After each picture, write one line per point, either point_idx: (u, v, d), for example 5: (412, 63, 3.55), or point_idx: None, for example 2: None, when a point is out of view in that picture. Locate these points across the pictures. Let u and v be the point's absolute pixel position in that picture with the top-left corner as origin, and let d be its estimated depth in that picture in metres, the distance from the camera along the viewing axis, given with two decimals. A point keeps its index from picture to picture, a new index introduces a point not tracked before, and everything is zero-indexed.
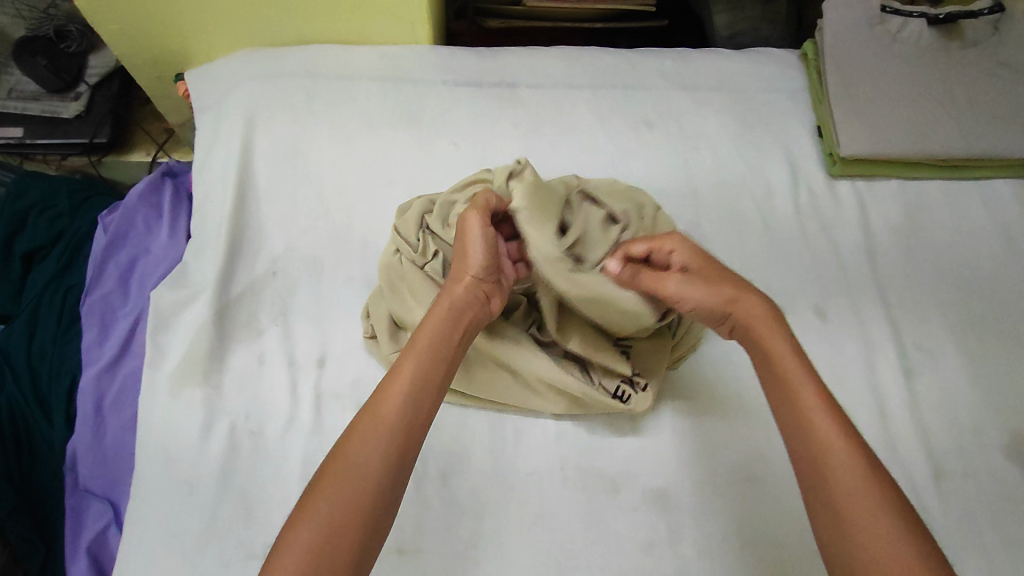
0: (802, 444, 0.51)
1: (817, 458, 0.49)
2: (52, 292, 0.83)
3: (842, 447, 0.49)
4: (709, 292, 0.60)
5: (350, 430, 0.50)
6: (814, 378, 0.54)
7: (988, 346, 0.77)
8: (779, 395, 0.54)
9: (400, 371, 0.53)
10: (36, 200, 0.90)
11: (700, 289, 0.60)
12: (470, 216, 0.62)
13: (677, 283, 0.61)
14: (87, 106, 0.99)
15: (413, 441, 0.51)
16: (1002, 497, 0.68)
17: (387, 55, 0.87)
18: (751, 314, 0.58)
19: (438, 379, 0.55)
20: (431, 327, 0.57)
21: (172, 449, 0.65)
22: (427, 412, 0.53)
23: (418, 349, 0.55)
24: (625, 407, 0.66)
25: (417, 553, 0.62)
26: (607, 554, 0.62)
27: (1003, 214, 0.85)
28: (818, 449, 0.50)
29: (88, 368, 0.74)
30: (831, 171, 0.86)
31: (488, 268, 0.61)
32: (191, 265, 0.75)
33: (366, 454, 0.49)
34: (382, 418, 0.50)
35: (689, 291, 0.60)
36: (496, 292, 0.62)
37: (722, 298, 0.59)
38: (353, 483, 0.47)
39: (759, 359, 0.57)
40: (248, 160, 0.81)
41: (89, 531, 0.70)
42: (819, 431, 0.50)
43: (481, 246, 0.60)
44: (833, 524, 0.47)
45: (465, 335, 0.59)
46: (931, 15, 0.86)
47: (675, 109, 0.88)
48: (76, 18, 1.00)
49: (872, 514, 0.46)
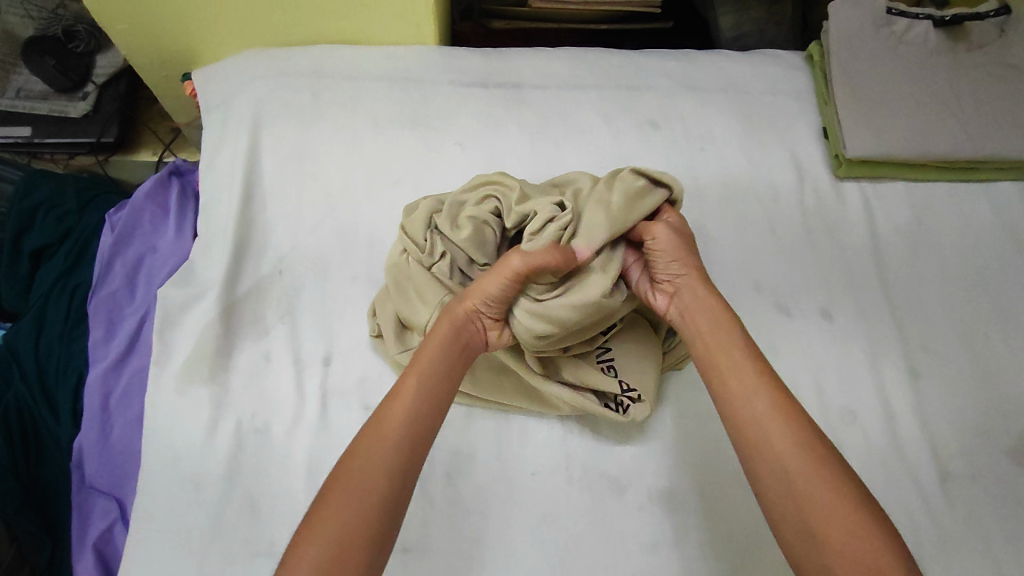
0: (738, 413, 0.53)
1: (756, 429, 0.51)
2: (59, 290, 0.84)
3: (776, 410, 0.52)
4: (679, 253, 0.62)
5: (354, 444, 0.51)
6: (747, 344, 0.57)
7: (994, 347, 0.76)
8: (716, 361, 0.56)
9: (403, 392, 0.54)
10: (44, 197, 0.91)
11: (676, 244, 0.62)
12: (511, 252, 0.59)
13: (661, 230, 0.63)
14: (94, 106, 0.99)
15: (417, 454, 0.52)
16: (1009, 499, 0.68)
17: (393, 56, 0.88)
18: (702, 280, 0.62)
19: (439, 394, 0.56)
20: (433, 347, 0.58)
21: (179, 446, 0.65)
22: (430, 425, 0.54)
23: (419, 366, 0.56)
24: (624, 415, 0.65)
25: (423, 552, 0.61)
26: (612, 553, 0.62)
27: (1008, 217, 0.85)
28: (754, 421, 0.52)
29: (95, 366, 0.75)
30: (837, 172, 0.86)
31: (493, 306, 0.60)
32: (198, 264, 0.75)
33: (375, 463, 0.50)
34: (388, 430, 0.52)
35: (663, 237, 0.62)
36: (495, 327, 0.63)
37: (688, 258, 0.62)
38: (363, 494, 0.48)
39: (706, 325, 0.59)
40: (254, 159, 0.81)
41: (96, 528, 0.70)
42: (753, 402, 0.53)
43: (489, 297, 0.59)
44: (780, 494, 0.49)
45: (462, 358, 0.59)
46: (936, 18, 0.86)
47: (679, 110, 0.88)
48: (84, 18, 1.01)
49: (807, 475, 0.48)
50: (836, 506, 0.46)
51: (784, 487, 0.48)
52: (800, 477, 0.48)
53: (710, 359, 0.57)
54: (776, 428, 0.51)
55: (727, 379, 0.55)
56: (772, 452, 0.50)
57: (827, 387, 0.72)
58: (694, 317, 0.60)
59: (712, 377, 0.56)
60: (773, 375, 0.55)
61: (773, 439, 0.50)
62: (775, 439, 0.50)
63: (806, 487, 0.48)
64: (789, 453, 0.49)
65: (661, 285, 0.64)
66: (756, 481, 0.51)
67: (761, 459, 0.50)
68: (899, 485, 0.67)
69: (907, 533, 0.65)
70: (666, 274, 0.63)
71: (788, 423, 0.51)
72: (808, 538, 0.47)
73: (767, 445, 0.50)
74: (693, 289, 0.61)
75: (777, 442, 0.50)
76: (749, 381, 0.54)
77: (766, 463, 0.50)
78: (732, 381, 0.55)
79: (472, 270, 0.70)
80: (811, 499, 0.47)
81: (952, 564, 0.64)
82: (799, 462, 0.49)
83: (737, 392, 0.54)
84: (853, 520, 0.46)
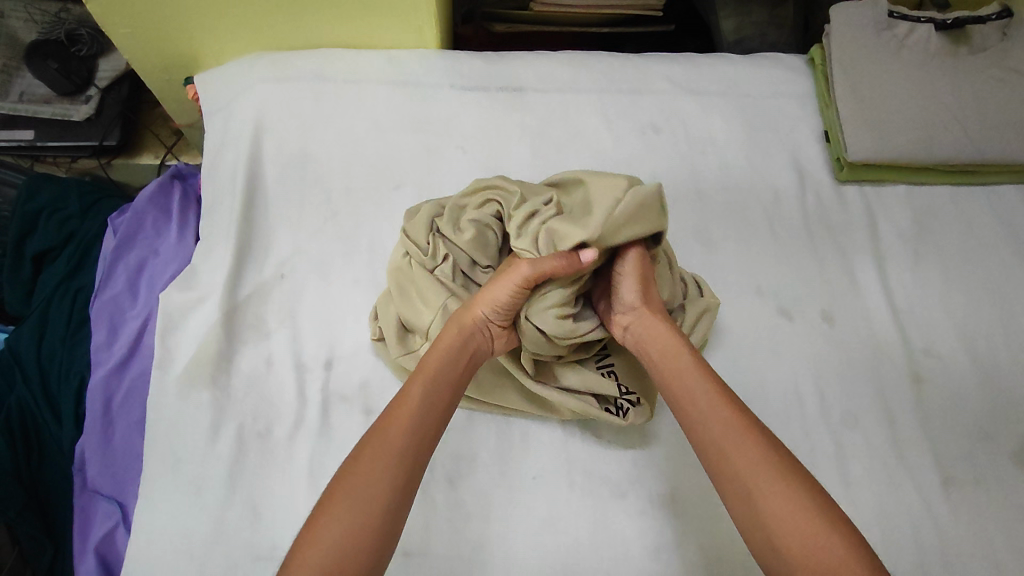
0: (695, 428, 0.54)
1: (715, 445, 0.52)
2: (61, 294, 0.84)
3: (735, 424, 0.52)
4: (638, 289, 0.62)
5: (356, 452, 0.51)
6: (702, 363, 0.58)
7: (996, 351, 0.76)
8: (672, 381, 0.57)
9: (408, 399, 0.54)
10: (47, 201, 0.91)
11: (636, 276, 0.62)
12: (522, 266, 0.59)
13: (629, 262, 0.62)
14: (96, 109, 0.99)
15: (419, 464, 0.52)
16: (1012, 503, 0.67)
17: (394, 60, 0.88)
18: (654, 313, 0.62)
19: (447, 402, 0.56)
20: (441, 351, 0.58)
21: (181, 450, 0.65)
22: (433, 435, 0.54)
23: (427, 371, 0.57)
24: (624, 418, 0.65)
25: (424, 556, 0.61)
26: (613, 558, 0.62)
27: (1010, 220, 0.85)
28: (707, 435, 0.53)
29: (97, 369, 0.75)
30: (838, 176, 0.86)
31: (498, 313, 0.61)
32: (201, 268, 0.76)
33: (377, 471, 0.49)
34: (391, 438, 0.51)
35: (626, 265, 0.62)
36: (502, 335, 0.63)
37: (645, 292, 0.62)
38: (359, 505, 0.47)
39: (656, 355, 0.60)
40: (256, 163, 0.81)
41: (97, 532, 0.70)
42: (705, 413, 0.54)
43: (500, 305, 0.60)
44: (745, 509, 0.49)
45: (468, 366, 0.60)
46: (938, 22, 0.85)
47: (681, 113, 0.88)
48: (87, 22, 1.02)
49: (770, 488, 0.48)
50: (795, 508, 0.47)
51: (746, 495, 0.49)
52: (757, 483, 0.49)
53: (665, 380, 0.58)
54: (732, 437, 0.51)
55: (684, 398, 0.56)
56: (729, 461, 0.51)
57: (829, 391, 0.72)
58: (647, 347, 0.61)
59: (668, 395, 0.58)
60: (722, 385, 0.56)
61: (732, 455, 0.51)
62: (737, 454, 0.51)
63: (766, 494, 0.48)
64: (747, 459, 0.50)
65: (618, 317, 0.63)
66: (727, 498, 0.50)
67: (727, 476, 0.50)
68: (902, 490, 0.67)
69: (910, 538, 0.64)
70: (622, 308, 0.63)
71: (743, 429, 0.51)
72: (771, 544, 0.47)
73: (725, 455, 0.51)
74: (648, 324, 0.61)
75: (736, 449, 0.51)
76: (702, 395, 0.55)
77: (729, 478, 0.50)
78: (684, 395, 0.56)
79: (472, 272, 0.70)
80: (771, 504, 0.47)
81: (955, 569, 0.63)
82: (755, 468, 0.49)
83: (694, 404, 0.55)
84: (815, 521, 0.46)
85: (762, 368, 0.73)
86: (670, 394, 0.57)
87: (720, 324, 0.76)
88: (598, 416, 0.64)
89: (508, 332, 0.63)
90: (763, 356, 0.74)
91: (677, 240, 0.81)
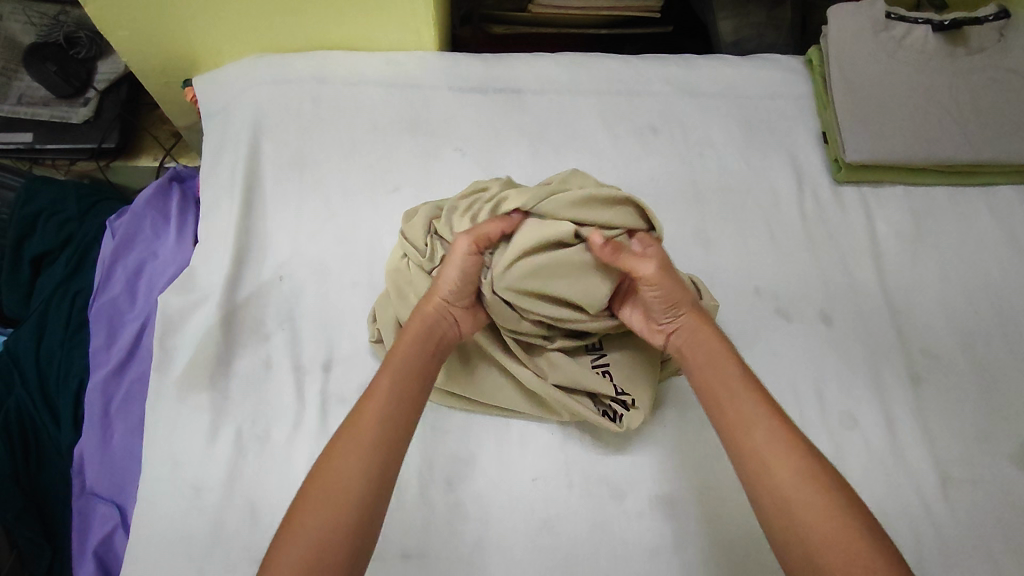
0: (740, 439, 0.53)
1: (757, 454, 0.52)
2: (60, 296, 0.84)
3: (780, 435, 0.52)
4: (674, 299, 0.60)
5: (330, 446, 0.52)
6: (744, 370, 0.57)
7: (995, 352, 0.76)
8: (714, 387, 0.57)
9: (376, 393, 0.55)
10: (45, 204, 0.91)
11: (669, 282, 0.59)
12: (461, 239, 0.61)
13: (650, 269, 0.59)
14: (95, 111, 1.00)
15: (393, 454, 0.52)
16: (1010, 505, 0.67)
17: (393, 62, 0.88)
18: (697, 318, 0.61)
19: (416, 392, 0.56)
20: (406, 343, 0.59)
21: (180, 452, 0.65)
22: (406, 426, 0.54)
23: (393, 362, 0.57)
24: (619, 425, 0.65)
25: (423, 558, 0.62)
26: (613, 560, 0.62)
27: (1008, 220, 0.85)
28: (728, 418, 0.55)
29: (96, 372, 0.75)
30: (837, 176, 0.86)
31: (458, 293, 0.61)
32: (199, 270, 0.76)
33: (348, 464, 0.50)
34: (362, 431, 0.52)
35: (642, 267, 0.59)
36: (468, 316, 0.63)
37: (683, 299, 0.60)
38: (333, 499, 0.48)
39: (695, 360, 0.59)
40: (255, 165, 0.81)
41: (96, 535, 0.70)
42: (729, 398, 0.55)
43: (454, 282, 0.60)
44: (783, 520, 0.49)
45: (438, 350, 0.61)
46: (935, 23, 0.86)
47: (679, 114, 0.89)
48: (85, 25, 1.02)
49: (813, 503, 0.48)
50: (812, 490, 0.49)
51: (765, 475, 0.51)
52: (775, 464, 0.50)
53: (703, 389, 0.58)
54: (782, 456, 0.51)
55: (726, 405, 0.55)
56: (752, 442, 0.52)
57: (827, 392, 0.72)
58: (688, 352, 0.60)
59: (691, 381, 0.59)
60: (746, 371, 0.57)
61: (775, 466, 0.50)
62: (780, 466, 0.50)
63: (815, 516, 0.47)
64: (770, 443, 0.52)
65: (657, 327, 0.63)
66: (761, 507, 0.50)
67: (767, 485, 0.50)
68: (900, 491, 0.67)
69: (908, 539, 0.64)
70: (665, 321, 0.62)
71: (766, 414, 0.53)
72: (787, 522, 0.48)
73: (748, 438, 0.53)
74: (694, 332, 0.61)
75: (774, 456, 0.51)
76: (746, 403, 0.54)
77: (769, 488, 0.50)
78: (706, 381, 0.58)
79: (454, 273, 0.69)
80: (813, 517, 0.47)
81: (956, 570, 0.64)
82: (776, 452, 0.51)
83: (719, 389, 0.56)
84: (827, 504, 0.48)
85: (761, 369, 0.73)
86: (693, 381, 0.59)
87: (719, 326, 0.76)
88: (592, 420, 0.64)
89: (473, 313, 0.64)
90: (762, 356, 0.74)
91: (676, 241, 0.81)
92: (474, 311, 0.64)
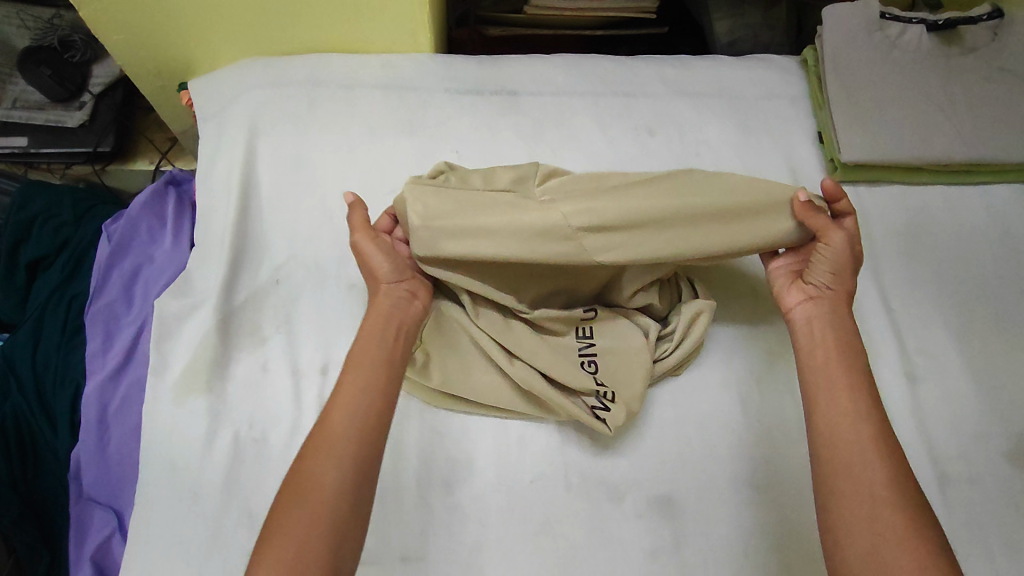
0: (836, 429, 0.55)
1: (849, 446, 0.53)
2: (55, 301, 0.84)
3: (868, 439, 0.53)
4: (842, 270, 0.63)
5: (307, 446, 0.53)
6: (854, 368, 0.58)
7: (991, 350, 0.77)
8: (819, 381, 0.58)
9: (344, 390, 0.56)
10: (41, 208, 0.91)
11: (846, 256, 0.63)
12: (358, 236, 0.64)
13: (840, 240, 0.63)
14: (90, 115, 0.99)
15: (369, 448, 0.53)
16: (1006, 503, 0.68)
17: (388, 64, 0.88)
18: (843, 304, 0.63)
19: (385, 383, 0.57)
20: (365, 335, 0.60)
21: (177, 457, 0.65)
22: (379, 419, 0.55)
23: (358, 357, 0.58)
24: (605, 425, 0.64)
25: (422, 561, 0.62)
26: (611, 562, 0.62)
27: (1005, 219, 0.86)
28: (836, 411, 0.56)
29: (92, 377, 0.74)
30: (833, 176, 0.86)
31: (396, 270, 0.64)
32: (196, 274, 0.75)
33: (326, 465, 0.52)
34: (333, 429, 0.53)
35: (838, 238, 0.63)
36: (418, 286, 0.65)
37: (849, 278, 0.64)
38: (313, 497, 0.50)
39: (829, 334, 0.61)
40: (251, 168, 0.81)
41: (94, 539, 0.70)
42: (840, 389, 0.57)
43: (386, 262, 0.63)
44: (862, 511, 0.50)
45: (405, 326, 0.62)
46: (929, 22, 0.86)
47: (675, 115, 0.89)
48: (79, 27, 1.01)
49: (889, 503, 0.50)
50: (892, 494, 0.50)
51: (849, 474, 0.52)
52: (861, 467, 0.52)
53: (818, 369, 0.59)
54: (870, 457, 0.52)
55: (837, 399, 0.56)
56: (846, 437, 0.54)
57: None
58: (819, 327, 0.62)
59: (805, 353, 0.61)
60: (864, 362, 0.59)
61: (867, 464, 0.52)
62: (866, 465, 0.52)
63: (889, 517, 0.49)
64: (860, 443, 0.53)
65: (802, 286, 0.65)
66: (836, 497, 0.52)
67: (853, 478, 0.52)
68: None
69: None
70: (818, 279, 0.64)
71: (865, 418, 0.55)
72: (865, 519, 0.50)
73: (849, 433, 0.54)
74: (833, 306, 0.63)
75: (862, 455, 0.53)
76: (853, 397, 0.56)
77: (856, 481, 0.52)
78: (820, 365, 0.59)
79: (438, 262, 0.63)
80: (892, 518, 0.49)
81: None
82: (865, 454, 0.53)
83: (836, 375, 0.58)
84: (904, 507, 0.50)
85: (759, 368, 0.73)
86: (811, 353, 0.61)
87: (718, 325, 0.75)
88: (574, 414, 0.64)
89: (420, 282, 0.66)
90: (761, 354, 0.74)
91: None
92: (420, 280, 0.66)
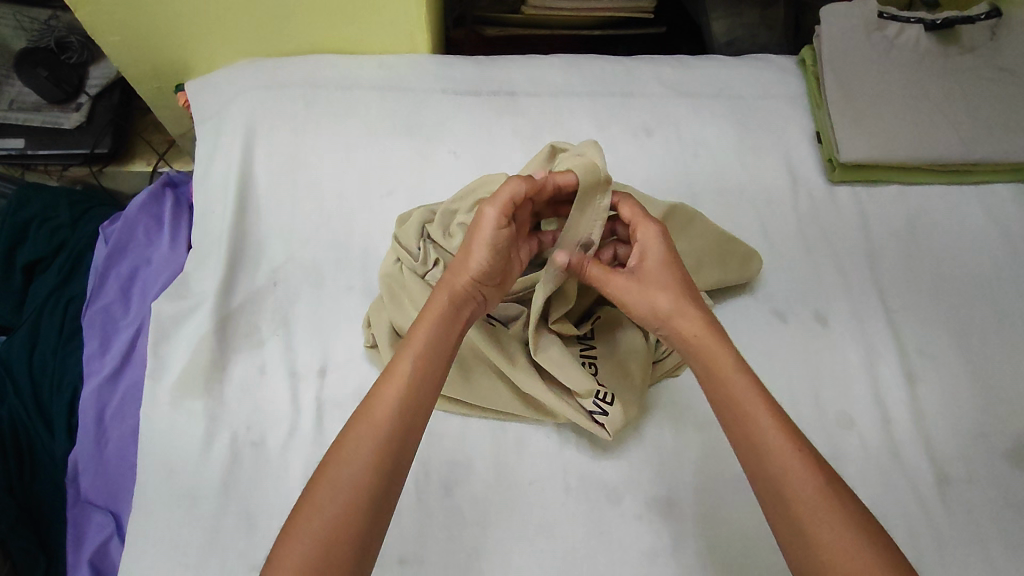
0: (750, 451, 0.51)
1: (767, 469, 0.50)
2: (53, 303, 0.83)
3: (783, 450, 0.50)
4: (647, 299, 0.59)
5: (341, 437, 0.50)
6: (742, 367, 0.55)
7: (990, 350, 0.77)
8: (716, 396, 0.54)
9: (392, 379, 0.52)
10: (37, 210, 0.90)
11: (635, 289, 0.59)
12: (487, 210, 0.58)
13: (618, 281, 0.60)
14: (87, 117, 0.99)
15: (407, 447, 0.51)
16: (1006, 503, 0.68)
17: (385, 65, 0.88)
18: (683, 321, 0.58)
19: (435, 378, 0.54)
20: (428, 324, 0.56)
21: (174, 460, 0.65)
22: (420, 418, 0.52)
23: (415, 343, 0.55)
24: (605, 428, 0.64)
25: (420, 563, 0.61)
26: (610, 563, 0.62)
27: (1003, 218, 0.86)
28: (741, 429, 0.52)
29: (90, 379, 0.74)
30: (831, 177, 0.86)
31: (488, 273, 0.59)
32: (193, 276, 0.75)
33: (359, 458, 0.49)
34: (375, 424, 0.50)
35: (618, 287, 0.60)
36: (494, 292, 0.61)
37: (655, 303, 0.59)
38: (343, 497, 0.47)
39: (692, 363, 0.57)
40: (248, 170, 0.81)
41: (92, 543, 0.70)
42: (746, 402, 0.53)
43: (487, 253, 0.58)
44: (797, 541, 0.47)
45: (462, 327, 0.58)
46: (928, 22, 0.86)
47: (674, 115, 0.88)
48: (75, 29, 1.01)
49: (823, 525, 0.47)
50: (826, 516, 0.47)
51: (790, 519, 0.48)
52: (792, 487, 0.48)
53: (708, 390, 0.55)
54: (790, 474, 0.49)
55: (736, 413, 0.53)
56: (760, 458, 0.50)
57: (824, 392, 0.72)
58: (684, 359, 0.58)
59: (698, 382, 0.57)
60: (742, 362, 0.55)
61: (789, 484, 0.49)
62: (790, 487, 0.49)
63: (829, 540, 0.46)
64: (784, 467, 0.49)
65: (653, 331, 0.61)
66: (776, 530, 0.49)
67: (781, 506, 0.48)
68: (898, 491, 0.67)
69: (905, 541, 0.64)
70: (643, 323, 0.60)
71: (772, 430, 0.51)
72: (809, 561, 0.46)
73: (762, 452, 0.50)
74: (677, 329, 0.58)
75: (781, 474, 0.49)
76: (750, 407, 0.53)
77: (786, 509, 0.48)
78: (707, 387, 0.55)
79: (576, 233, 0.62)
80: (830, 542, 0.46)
81: (952, 570, 0.64)
82: (783, 470, 0.49)
83: (728, 383, 0.54)
84: (839, 523, 0.46)
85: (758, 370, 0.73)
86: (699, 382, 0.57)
87: None
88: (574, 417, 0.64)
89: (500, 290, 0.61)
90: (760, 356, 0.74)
91: None
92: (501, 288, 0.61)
